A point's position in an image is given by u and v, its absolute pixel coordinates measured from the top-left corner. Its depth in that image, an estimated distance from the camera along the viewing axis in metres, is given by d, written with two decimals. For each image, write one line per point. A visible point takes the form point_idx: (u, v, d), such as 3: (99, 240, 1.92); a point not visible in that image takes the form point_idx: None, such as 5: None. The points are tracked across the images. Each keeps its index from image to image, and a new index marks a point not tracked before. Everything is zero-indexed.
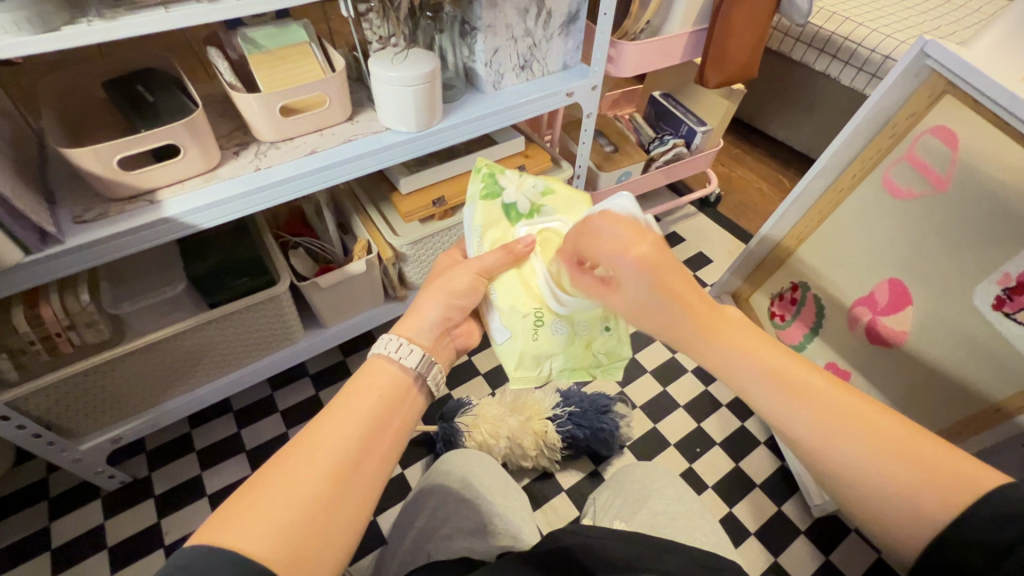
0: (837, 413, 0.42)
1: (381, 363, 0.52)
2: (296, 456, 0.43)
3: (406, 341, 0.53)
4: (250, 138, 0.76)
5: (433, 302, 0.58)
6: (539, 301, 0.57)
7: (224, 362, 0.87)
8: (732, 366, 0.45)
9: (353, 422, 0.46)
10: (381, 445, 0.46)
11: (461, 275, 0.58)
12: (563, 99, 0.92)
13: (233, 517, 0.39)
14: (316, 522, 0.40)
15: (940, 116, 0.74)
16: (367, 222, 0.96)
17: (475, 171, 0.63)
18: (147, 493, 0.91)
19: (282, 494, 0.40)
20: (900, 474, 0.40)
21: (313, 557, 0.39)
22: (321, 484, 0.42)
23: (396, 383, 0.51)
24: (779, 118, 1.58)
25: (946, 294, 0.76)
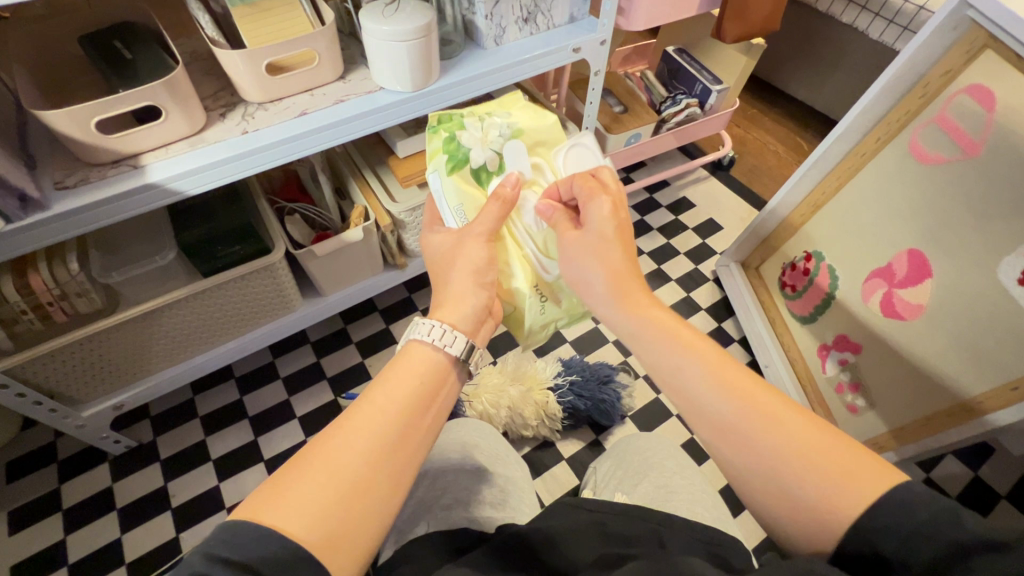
0: (754, 407, 0.44)
1: (421, 348, 0.48)
2: (334, 440, 0.41)
3: (448, 328, 0.49)
4: (237, 98, 0.72)
5: (472, 289, 0.53)
6: (535, 277, 0.61)
7: (223, 330, 0.87)
8: (660, 344, 0.49)
9: (395, 404, 0.44)
10: (421, 432, 0.44)
11: (475, 248, 0.55)
12: (569, 56, 0.87)
13: (272, 497, 0.37)
14: (351, 510, 0.39)
15: (977, 74, 0.69)
16: (364, 188, 0.92)
17: (431, 128, 0.61)
18: (152, 458, 0.92)
19: (320, 478, 0.39)
20: (807, 475, 0.40)
21: (346, 544, 0.38)
22: (358, 470, 0.40)
23: (437, 366, 0.48)
24: (799, 75, 1.50)
25: (970, 268, 0.72)
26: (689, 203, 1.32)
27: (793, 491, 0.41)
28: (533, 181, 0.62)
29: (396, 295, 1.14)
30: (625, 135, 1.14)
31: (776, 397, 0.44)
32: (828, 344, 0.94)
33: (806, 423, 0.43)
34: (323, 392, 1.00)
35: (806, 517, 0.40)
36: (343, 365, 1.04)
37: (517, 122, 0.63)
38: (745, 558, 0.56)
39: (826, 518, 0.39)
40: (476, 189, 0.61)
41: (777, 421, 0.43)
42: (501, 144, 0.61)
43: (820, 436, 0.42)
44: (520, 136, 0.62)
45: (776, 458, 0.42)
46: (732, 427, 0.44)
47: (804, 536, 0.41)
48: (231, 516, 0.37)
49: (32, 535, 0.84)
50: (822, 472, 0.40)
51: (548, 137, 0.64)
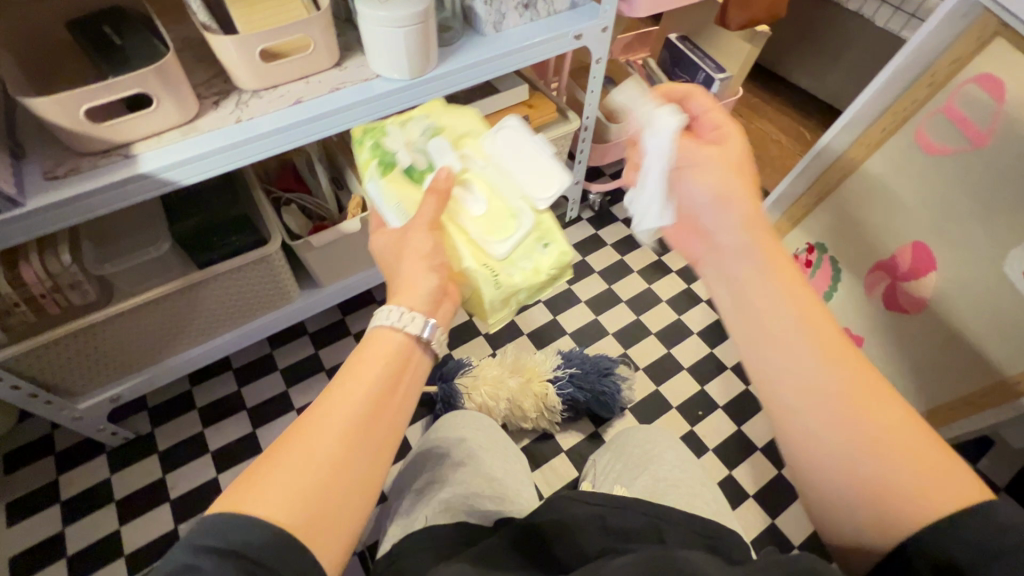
0: (856, 393, 0.42)
1: (384, 332, 0.46)
2: (306, 427, 0.40)
3: (406, 309, 0.47)
4: (230, 86, 0.70)
5: (421, 273, 0.50)
6: (481, 257, 0.54)
7: (218, 322, 0.86)
8: (769, 297, 0.46)
9: (362, 388, 0.42)
10: (392, 413, 0.43)
11: (417, 236, 0.52)
12: (571, 43, 0.85)
13: (249, 488, 0.37)
14: (329, 496, 0.38)
15: (987, 63, 0.67)
16: (362, 178, 0.91)
17: (359, 141, 0.63)
18: (150, 450, 0.92)
19: (294, 467, 0.38)
20: (891, 470, 0.39)
21: (327, 530, 0.37)
22: (332, 457, 0.39)
23: (399, 347, 0.46)
24: (804, 63, 1.47)
25: (975, 261, 0.71)
26: None
27: (862, 479, 0.40)
28: (464, 171, 0.58)
29: None
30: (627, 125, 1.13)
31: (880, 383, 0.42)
32: None
33: (904, 419, 0.41)
34: (321, 383, 1.00)
35: (878, 510, 0.40)
36: (341, 356, 1.03)
37: (437, 121, 0.62)
38: (745, 552, 0.56)
39: (902, 515, 0.38)
40: (410, 187, 0.58)
41: (877, 413, 0.41)
42: (425, 142, 0.60)
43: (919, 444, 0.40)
44: (441, 134, 0.61)
45: (868, 450, 0.40)
46: (828, 408, 0.42)
47: (869, 529, 0.40)
48: (213, 509, 0.37)
49: (31, 527, 0.84)
50: (919, 478, 0.39)
51: (471, 129, 0.62)
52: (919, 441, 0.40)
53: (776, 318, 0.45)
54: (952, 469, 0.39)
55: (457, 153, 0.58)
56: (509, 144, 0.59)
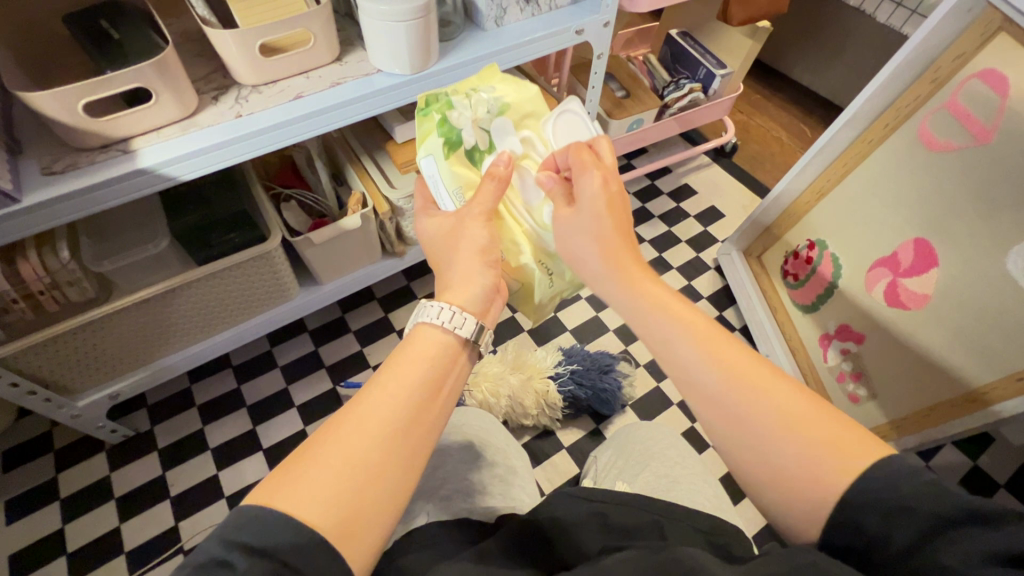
0: (741, 377, 0.43)
1: (432, 329, 0.47)
2: (346, 426, 0.40)
3: (456, 308, 0.48)
4: (229, 81, 0.70)
5: (483, 270, 0.52)
6: (538, 252, 0.60)
7: (218, 319, 0.85)
8: (641, 307, 0.48)
9: (406, 389, 0.42)
10: (432, 415, 0.43)
11: (477, 228, 0.53)
12: (572, 38, 0.84)
13: (286, 484, 0.37)
14: (365, 497, 0.38)
15: (991, 59, 0.67)
16: (362, 174, 0.90)
17: (419, 111, 0.58)
18: (150, 447, 0.91)
19: (332, 467, 0.38)
20: (788, 446, 0.40)
21: (361, 532, 0.37)
22: (371, 457, 0.39)
23: (448, 347, 0.46)
24: (804, 60, 1.47)
25: (978, 257, 0.71)
26: (690, 190, 1.30)
27: (772, 462, 0.41)
28: (526, 155, 0.60)
29: (395, 283, 1.13)
30: (628, 121, 1.12)
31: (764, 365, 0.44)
32: (830, 334, 0.94)
33: (795, 395, 0.42)
34: (322, 380, 1.00)
35: (787, 493, 0.40)
36: (342, 354, 1.03)
37: (502, 95, 0.60)
38: (747, 547, 0.56)
39: (809, 492, 0.39)
40: (469, 170, 0.60)
41: (762, 390, 0.42)
42: (489, 121, 0.59)
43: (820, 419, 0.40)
44: (507, 112, 0.60)
45: (769, 432, 0.41)
46: (723, 402, 0.43)
47: (797, 517, 0.40)
48: (245, 503, 0.37)
49: (30, 524, 0.83)
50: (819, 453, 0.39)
51: (535, 111, 0.61)
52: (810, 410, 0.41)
53: (660, 318, 0.47)
54: (860, 439, 0.39)
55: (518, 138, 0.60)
56: (569, 132, 0.60)
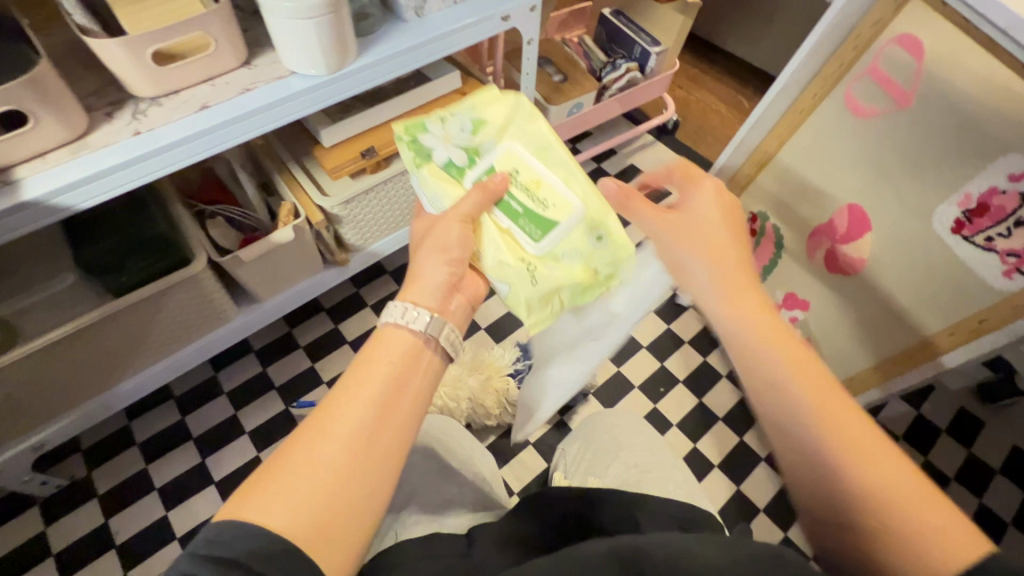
0: (846, 436, 0.44)
1: (393, 329, 0.49)
2: (310, 434, 0.42)
3: (412, 306, 0.50)
4: (125, 94, 0.63)
5: (432, 262, 0.54)
6: (521, 254, 0.56)
7: (148, 351, 0.79)
8: (760, 346, 0.49)
9: (368, 388, 0.45)
10: (398, 416, 0.44)
11: (446, 228, 0.54)
12: (498, 25, 0.81)
13: (259, 492, 0.39)
14: (334, 495, 0.40)
15: (906, 24, 0.68)
16: (292, 183, 0.85)
17: (399, 141, 0.61)
18: (90, 494, 0.85)
19: (300, 477, 0.40)
20: (914, 518, 0.41)
21: (334, 538, 0.39)
22: (341, 458, 0.41)
23: (406, 347, 0.48)
24: (737, 33, 1.49)
25: (908, 219, 0.73)
26: (637, 170, 1.30)
27: (909, 536, 0.40)
28: (518, 164, 0.57)
29: (343, 292, 1.08)
30: (568, 106, 1.11)
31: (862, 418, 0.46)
32: (777, 303, 0.96)
33: (894, 462, 0.43)
34: (273, 403, 0.95)
35: (901, 548, 0.40)
36: (290, 373, 0.98)
37: (481, 112, 0.60)
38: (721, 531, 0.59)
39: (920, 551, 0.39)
40: (451, 185, 0.59)
41: (860, 450, 0.44)
42: (464, 138, 0.60)
43: (929, 499, 0.41)
44: (483, 125, 0.60)
45: (895, 504, 0.41)
46: (841, 459, 0.44)
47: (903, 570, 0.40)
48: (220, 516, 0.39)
49: None
50: (872, 515, 0.42)
51: (549, 139, 0.58)
52: (924, 499, 0.41)
53: (768, 367, 0.49)
54: (950, 516, 0.40)
55: (506, 148, 0.58)
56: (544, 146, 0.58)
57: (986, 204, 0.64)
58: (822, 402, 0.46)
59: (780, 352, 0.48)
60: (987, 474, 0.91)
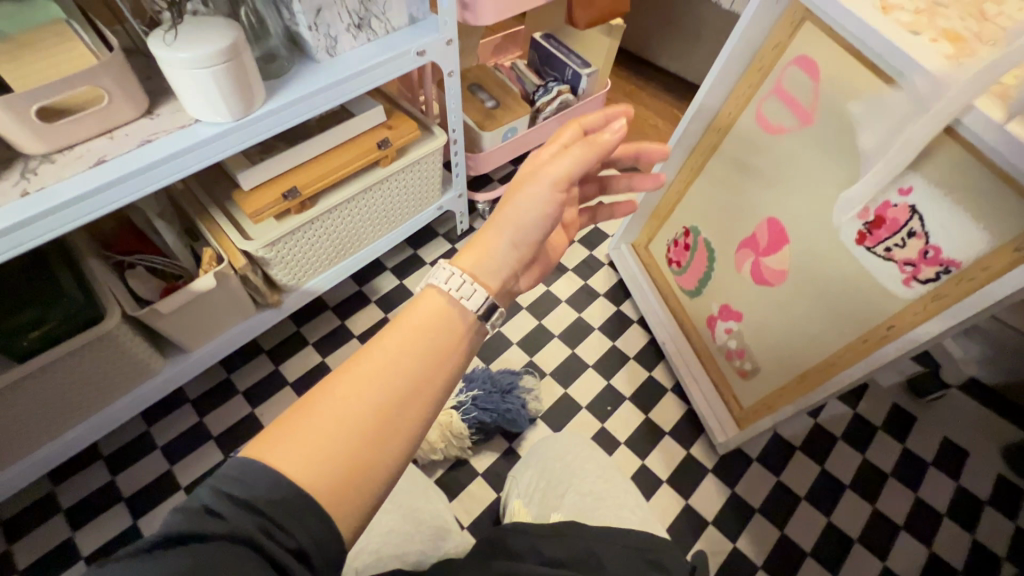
0: None
1: (435, 294, 0.47)
2: (344, 385, 0.41)
3: (469, 279, 0.47)
4: (15, 151, 0.61)
5: (503, 234, 0.50)
6: None
7: (64, 413, 0.76)
8: None
9: (413, 356, 0.43)
10: (433, 386, 0.44)
11: (536, 189, 0.50)
12: (415, 60, 0.81)
13: (286, 436, 0.39)
14: (358, 451, 0.39)
15: (802, 47, 0.71)
16: (213, 227, 0.83)
17: None
18: (10, 569, 0.80)
19: (330, 425, 0.39)
20: None
21: (351, 496, 0.39)
22: (373, 415, 0.40)
23: (443, 316, 0.46)
24: (667, 50, 1.55)
25: (816, 232, 0.74)
26: None
27: None
28: None
29: (285, 331, 1.06)
30: (501, 131, 1.12)
31: None
32: (714, 314, 0.97)
33: None
34: (210, 454, 0.92)
35: None
36: (228, 421, 0.95)
37: None
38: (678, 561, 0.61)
39: None
40: None
41: None
42: None
43: None
44: None
45: None
46: None
47: None
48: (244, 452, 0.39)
49: None
50: None
51: None
52: None
53: None
54: None
55: None
56: None
57: (882, 217, 0.65)
58: None
59: None
60: (922, 468, 0.94)
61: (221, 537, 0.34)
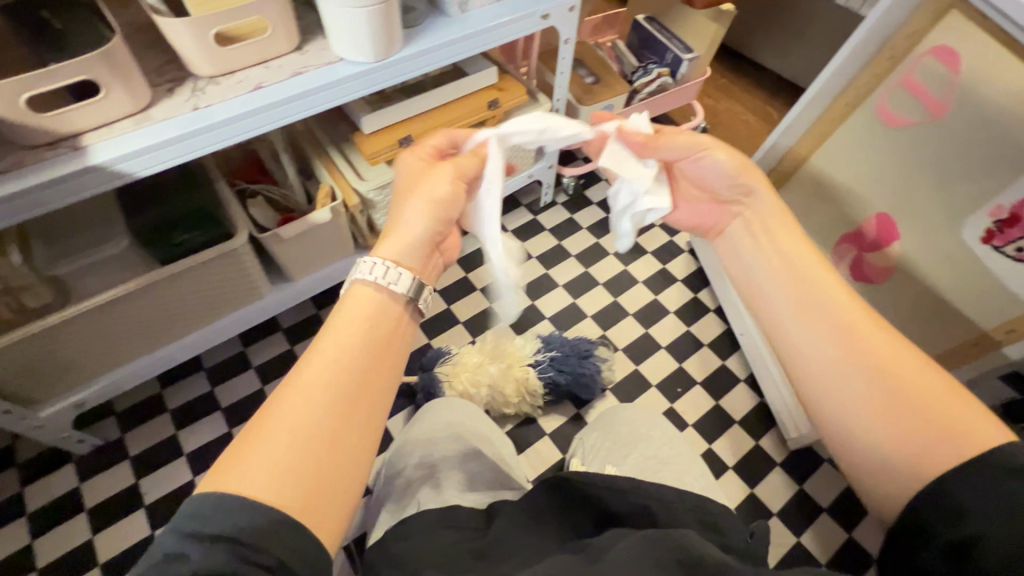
0: (870, 351, 0.49)
1: (367, 291, 0.49)
2: (290, 400, 0.42)
3: (389, 264, 0.50)
4: (184, 72, 0.67)
5: (416, 216, 0.54)
6: None
7: (184, 321, 0.82)
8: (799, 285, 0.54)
9: (355, 365, 0.45)
10: (377, 384, 0.46)
11: (439, 182, 0.55)
12: (537, 23, 0.84)
13: (240, 464, 0.39)
14: (320, 460, 0.41)
15: (941, 36, 0.68)
16: (330, 167, 0.89)
17: None
18: (122, 455, 0.89)
19: (283, 444, 0.40)
20: (889, 452, 0.47)
21: (322, 505, 0.40)
22: (323, 424, 0.42)
23: (374, 311, 0.49)
24: (768, 44, 1.50)
25: (938, 229, 0.73)
26: None
27: (889, 453, 0.47)
28: None
29: None
30: (598, 107, 1.13)
31: (884, 338, 0.49)
32: None
33: (944, 381, 0.47)
34: None
35: (904, 469, 0.46)
36: None
37: None
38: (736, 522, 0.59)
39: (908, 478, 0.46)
40: None
41: (877, 366, 0.48)
42: None
43: (963, 412, 0.45)
44: None
45: (880, 424, 0.47)
46: (856, 405, 0.49)
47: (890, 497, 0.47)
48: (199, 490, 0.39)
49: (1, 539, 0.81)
50: (886, 437, 0.47)
51: None
52: (963, 416, 0.45)
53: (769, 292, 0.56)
54: (955, 400, 0.46)
55: None
56: None
57: (1017, 216, 0.65)
58: (859, 340, 0.50)
59: (793, 290, 0.54)
60: None
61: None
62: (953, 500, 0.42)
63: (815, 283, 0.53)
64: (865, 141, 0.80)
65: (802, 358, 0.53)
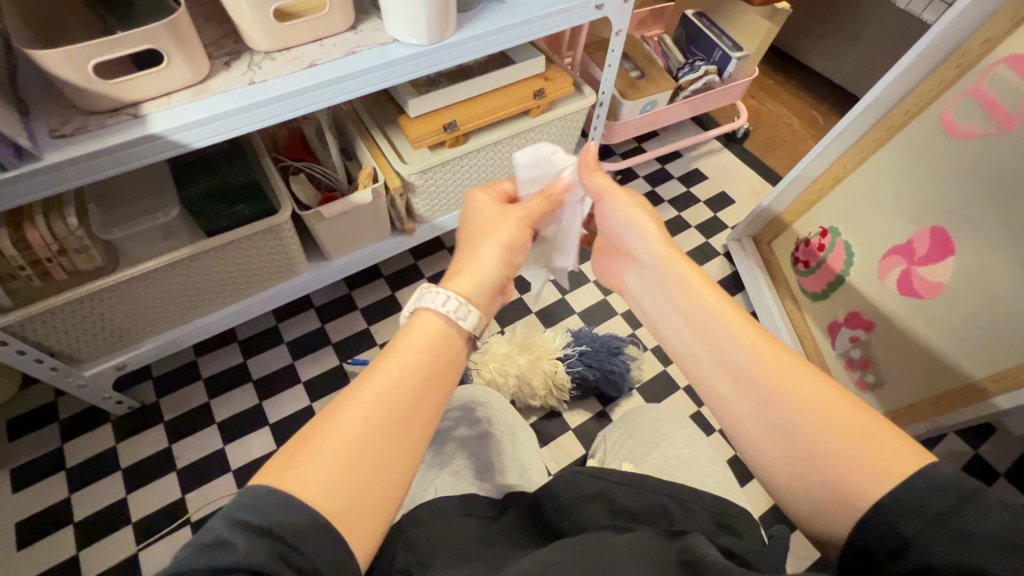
0: (778, 375, 0.47)
1: (428, 316, 0.46)
2: (344, 411, 0.40)
3: (462, 301, 0.47)
4: (241, 46, 0.68)
5: (491, 255, 0.54)
6: None
7: (224, 293, 0.84)
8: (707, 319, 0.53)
9: (411, 381, 0.42)
10: (428, 405, 0.43)
11: (509, 224, 0.56)
12: (591, 13, 0.82)
13: (293, 467, 0.37)
14: (368, 474, 0.38)
15: (1018, 44, 0.66)
16: (373, 148, 0.89)
17: None
18: (156, 419, 0.91)
19: (332, 453, 0.38)
20: (809, 484, 0.43)
21: (363, 522, 0.37)
22: (375, 440, 0.39)
23: (434, 335, 0.46)
24: (818, 46, 1.46)
25: (1000, 248, 0.69)
26: (701, 175, 1.29)
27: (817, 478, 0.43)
28: None
29: (404, 261, 1.12)
30: (641, 102, 1.11)
31: (793, 365, 0.47)
32: (839, 321, 0.93)
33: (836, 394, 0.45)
34: (327, 356, 0.99)
35: (828, 488, 0.42)
36: (349, 331, 1.03)
37: None
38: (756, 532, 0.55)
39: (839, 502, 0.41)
40: None
41: (791, 388, 0.46)
42: None
43: (889, 440, 0.41)
44: None
45: (802, 454, 0.44)
46: (770, 430, 0.46)
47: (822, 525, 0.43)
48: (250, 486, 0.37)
49: (40, 492, 0.84)
50: (799, 463, 0.44)
51: None
52: (876, 434, 0.42)
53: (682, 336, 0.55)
54: (869, 422, 0.43)
55: None
56: None
57: None
58: (777, 371, 0.47)
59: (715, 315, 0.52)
60: None
61: (230, 568, 0.31)
62: (878, 532, 0.38)
63: (714, 324, 0.52)
64: (927, 150, 0.76)
65: (721, 406, 0.50)
